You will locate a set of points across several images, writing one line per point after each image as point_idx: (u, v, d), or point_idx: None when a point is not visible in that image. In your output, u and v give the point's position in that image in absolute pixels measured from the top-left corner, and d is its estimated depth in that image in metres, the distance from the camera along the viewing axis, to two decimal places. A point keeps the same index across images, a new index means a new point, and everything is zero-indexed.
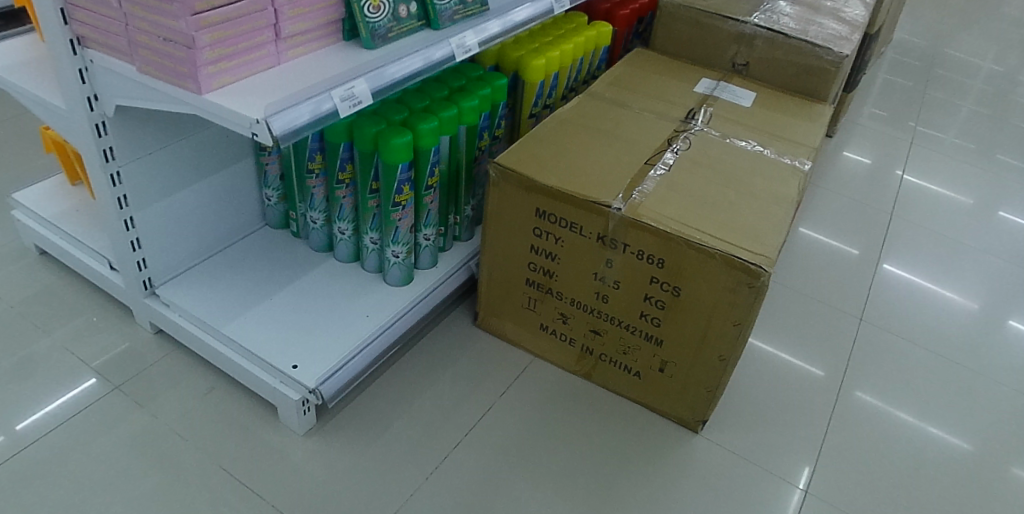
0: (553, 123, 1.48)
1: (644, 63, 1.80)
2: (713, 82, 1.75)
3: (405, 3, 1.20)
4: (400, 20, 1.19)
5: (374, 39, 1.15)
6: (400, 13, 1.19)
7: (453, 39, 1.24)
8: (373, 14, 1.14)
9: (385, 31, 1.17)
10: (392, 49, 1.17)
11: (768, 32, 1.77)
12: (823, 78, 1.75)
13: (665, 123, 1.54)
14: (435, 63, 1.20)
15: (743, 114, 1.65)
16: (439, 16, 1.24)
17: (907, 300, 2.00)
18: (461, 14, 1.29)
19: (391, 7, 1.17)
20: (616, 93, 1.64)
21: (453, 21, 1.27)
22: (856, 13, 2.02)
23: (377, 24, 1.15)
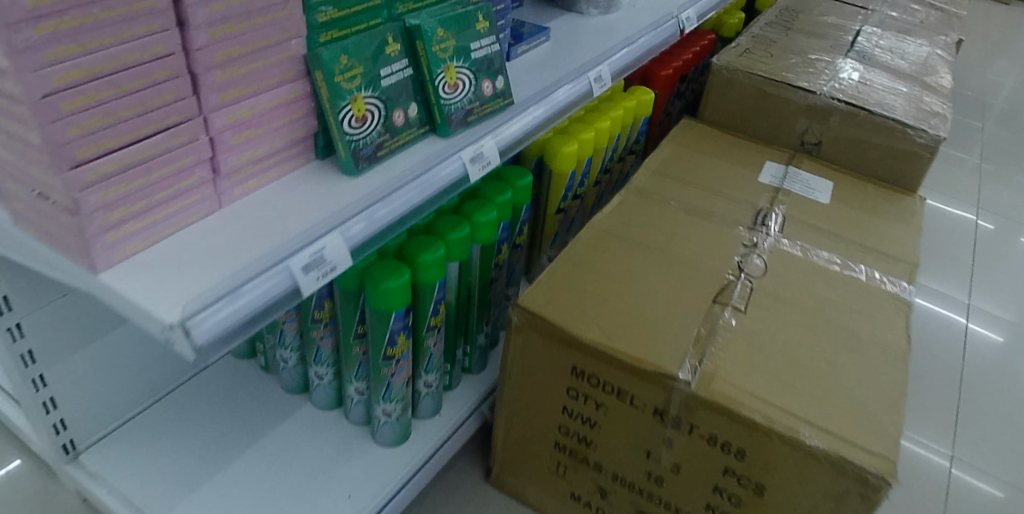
0: (590, 237, 1.16)
1: (695, 141, 1.48)
2: (781, 169, 1.43)
3: (402, 106, 0.89)
4: (394, 130, 0.88)
5: (357, 162, 0.84)
6: (395, 121, 0.88)
7: (466, 151, 0.93)
8: (355, 128, 0.82)
9: (374, 148, 0.86)
10: (383, 172, 0.86)
11: (848, 106, 1.45)
12: (914, 165, 1.43)
13: (729, 234, 1.23)
14: (440, 188, 0.88)
15: (822, 214, 1.33)
16: (448, 119, 0.93)
17: (1008, 407, 1.66)
18: (479, 112, 0.97)
19: (382, 114, 0.86)
20: (665, 188, 1.32)
21: (468, 123, 0.96)
22: (938, 74, 1.70)
23: (361, 141, 0.84)
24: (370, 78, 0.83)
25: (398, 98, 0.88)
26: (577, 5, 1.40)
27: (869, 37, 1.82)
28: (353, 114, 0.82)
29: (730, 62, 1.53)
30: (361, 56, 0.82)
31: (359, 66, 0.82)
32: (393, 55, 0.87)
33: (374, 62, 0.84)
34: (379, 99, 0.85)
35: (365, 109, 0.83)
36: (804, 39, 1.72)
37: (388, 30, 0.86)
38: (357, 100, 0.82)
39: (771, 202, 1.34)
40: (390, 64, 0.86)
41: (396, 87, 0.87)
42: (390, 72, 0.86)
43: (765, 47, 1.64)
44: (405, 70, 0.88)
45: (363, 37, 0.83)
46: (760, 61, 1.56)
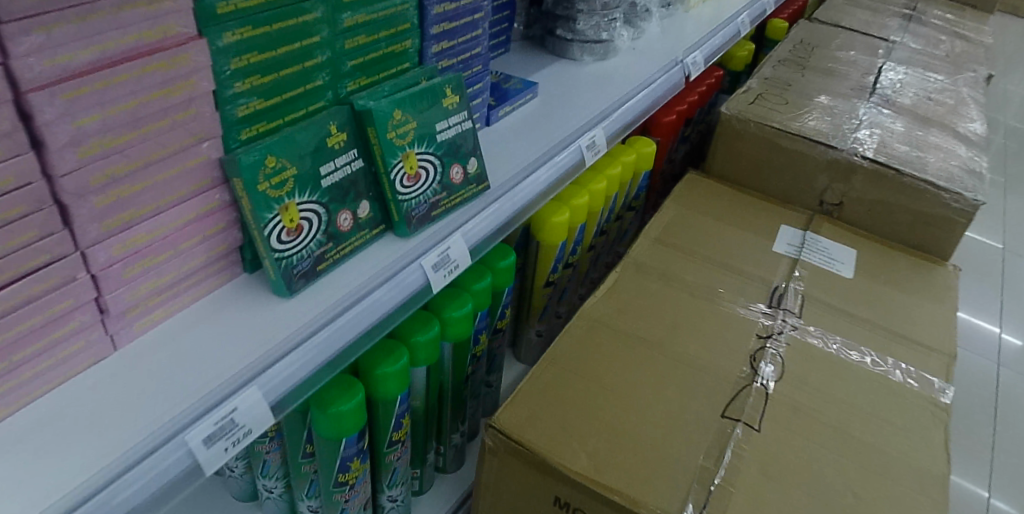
0: (580, 330, 1.01)
1: (702, 200, 1.33)
2: (799, 236, 1.28)
3: (350, 207, 0.74)
4: (338, 237, 0.73)
5: (290, 282, 0.69)
6: (340, 226, 0.73)
7: (428, 255, 0.78)
8: (287, 243, 0.68)
9: (312, 262, 0.71)
10: (324, 291, 0.72)
11: (873, 164, 1.29)
12: (947, 231, 1.27)
13: (740, 321, 1.08)
14: (393, 307, 0.74)
15: (845, 291, 1.18)
16: (407, 217, 0.78)
17: None
18: (447, 203, 0.82)
19: (324, 220, 0.71)
20: (668, 262, 1.17)
21: (431, 218, 0.81)
22: (969, 120, 1.54)
23: (295, 256, 0.69)
24: (306, 180, 0.69)
25: (344, 198, 0.73)
26: (570, 51, 1.25)
27: (892, 76, 1.66)
28: (284, 227, 0.67)
29: (742, 111, 1.38)
30: (293, 155, 0.68)
31: (291, 168, 0.67)
32: (337, 147, 0.72)
33: (311, 160, 0.69)
34: (318, 202, 0.70)
35: (300, 218, 0.69)
36: (822, 81, 1.57)
37: (330, 119, 0.71)
38: (289, 208, 0.67)
39: (788, 276, 1.18)
40: (332, 159, 0.71)
41: (340, 186, 0.72)
42: (333, 169, 0.71)
43: (779, 91, 1.49)
44: (353, 163, 0.74)
45: (297, 132, 0.68)
46: (775, 108, 1.41)
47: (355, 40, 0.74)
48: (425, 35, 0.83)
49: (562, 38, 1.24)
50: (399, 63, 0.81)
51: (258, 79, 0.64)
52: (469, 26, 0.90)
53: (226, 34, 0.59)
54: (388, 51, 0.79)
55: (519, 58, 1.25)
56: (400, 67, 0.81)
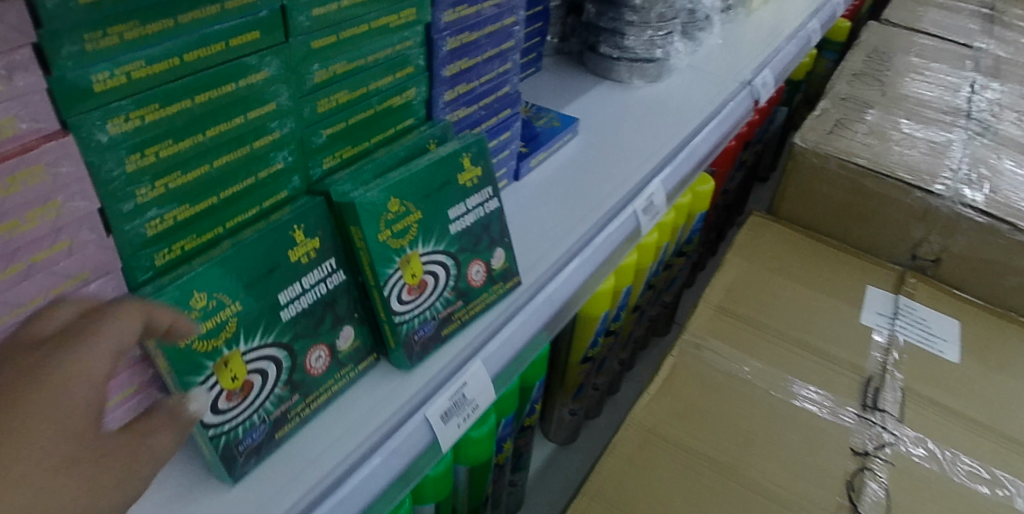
0: (629, 446, 0.80)
1: (771, 252, 1.09)
2: (890, 302, 1.05)
3: (326, 340, 0.52)
4: (307, 386, 0.51)
5: (234, 465, 0.47)
6: (310, 368, 0.51)
7: (436, 399, 0.56)
8: (228, 413, 0.46)
9: (268, 429, 0.49)
10: (286, 468, 0.50)
11: (982, 217, 1.05)
12: None
13: (830, 429, 0.85)
14: (387, 485, 0.51)
15: (952, 382, 0.95)
16: (407, 344, 0.56)
17: None
18: (463, 315, 0.60)
19: (285, 368, 0.49)
20: (734, 341, 0.95)
21: (441, 339, 0.58)
22: None
23: (242, 427, 0.47)
24: (255, 318, 0.46)
25: (317, 330, 0.51)
26: (615, 72, 1.00)
27: (987, 95, 1.40)
28: (222, 391, 0.45)
29: (819, 143, 1.14)
30: (235, 284, 0.45)
31: (231, 304, 0.45)
32: (304, 260, 0.49)
33: (263, 286, 0.47)
34: (276, 345, 0.48)
35: (247, 374, 0.46)
36: (909, 100, 1.32)
37: (293, 221, 0.48)
38: (230, 362, 0.45)
39: (884, 355, 0.97)
40: (296, 279, 0.49)
41: (309, 316, 0.50)
42: (298, 293, 0.49)
43: (860, 114, 1.24)
44: (328, 279, 0.51)
45: (241, 248, 0.46)
46: (858, 139, 1.16)
47: (331, 100, 0.51)
48: (435, 80, 0.60)
49: (605, 56, 1.00)
50: (398, 121, 0.58)
51: (176, 179, 0.42)
52: (495, 60, 0.67)
53: (113, 122, 0.36)
54: (381, 108, 0.56)
55: (553, 80, 1.01)
56: (399, 127, 0.58)
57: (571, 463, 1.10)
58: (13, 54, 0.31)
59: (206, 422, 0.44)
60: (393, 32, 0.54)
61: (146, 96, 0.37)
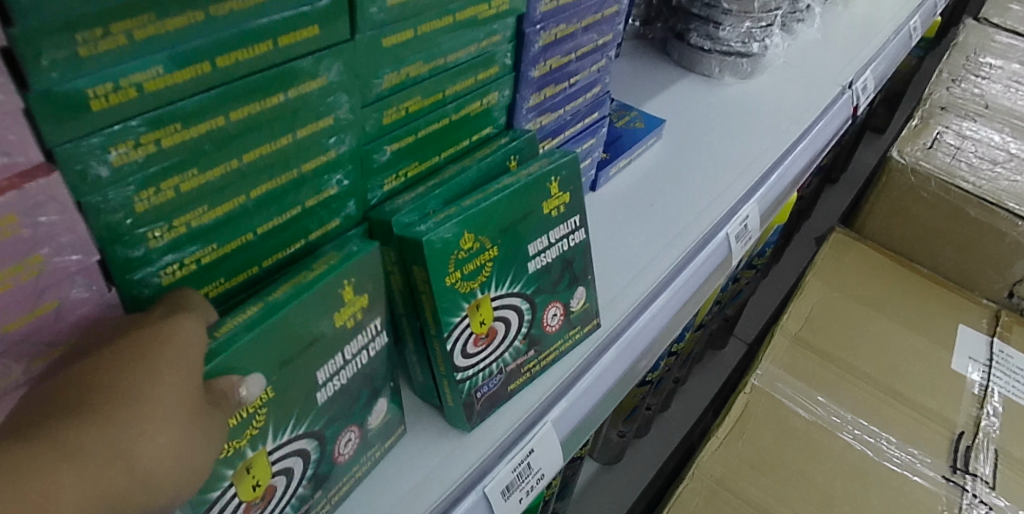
0: (696, 497, 0.72)
1: (855, 277, 0.98)
2: (984, 346, 0.94)
3: (362, 412, 0.42)
4: (329, 478, 0.41)
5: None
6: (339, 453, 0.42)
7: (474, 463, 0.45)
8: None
9: None
10: None
11: None
12: None
13: (915, 493, 0.77)
14: None
15: None
16: (466, 404, 0.46)
17: None
18: (530, 370, 0.50)
19: (314, 462, 0.40)
20: (812, 380, 0.85)
21: (506, 395, 0.49)
22: None
23: None
24: (277, 403, 0.36)
25: (355, 403, 0.41)
26: (702, 65, 0.88)
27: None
28: (241, 504, 0.36)
29: (919, 159, 1.01)
30: (269, 367, 0.35)
31: (262, 393, 0.35)
32: (349, 325, 0.39)
33: (303, 363, 0.37)
34: (307, 436, 0.39)
35: (271, 477, 0.37)
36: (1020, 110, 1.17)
37: (344, 275, 0.38)
38: (253, 467, 0.36)
39: (980, 409, 0.86)
40: (337, 349, 0.39)
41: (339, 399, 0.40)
42: (333, 368, 0.39)
43: (963, 126, 1.10)
44: (370, 346, 0.41)
45: (281, 317, 0.35)
46: (962, 156, 1.03)
47: (401, 108, 0.41)
48: (520, 82, 0.50)
49: (694, 47, 0.88)
50: (474, 131, 0.48)
51: (201, 215, 0.33)
52: (590, 56, 0.56)
53: (116, 149, 0.28)
54: (457, 118, 0.46)
55: (632, 68, 0.89)
56: (475, 138, 0.49)
57: (616, 486, 1.00)
58: None
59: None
60: (479, 25, 0.43)
61: (162, 114, 0.29)
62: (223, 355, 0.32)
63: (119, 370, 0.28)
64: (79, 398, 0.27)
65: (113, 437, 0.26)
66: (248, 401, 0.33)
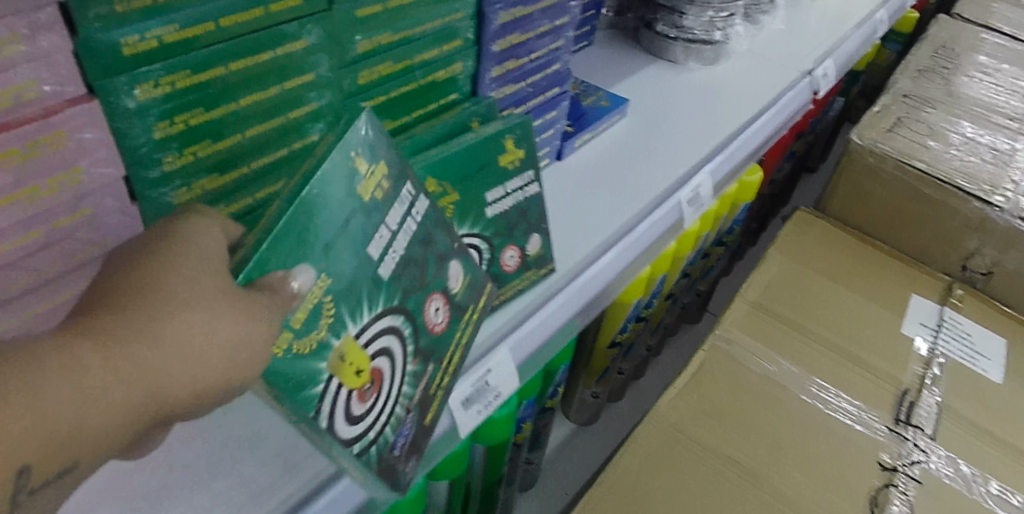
0: (654, 440, 0.79)
1: (816, 252, 1.06)
2: (934, 313, 1.00)
3: (428, 298, 0.46)
4: (432, 347, 0.46)
5: (396, 471, 0.43)
6: (431, 321, 0.46)
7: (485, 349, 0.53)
8: (362, 418, 0.39)
9: (414, 417, 0.45)
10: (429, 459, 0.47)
11: None
12: None
13: (859, 440, 0.84)
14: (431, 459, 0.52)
15: (992, 403, 0.92)
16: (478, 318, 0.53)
17: None
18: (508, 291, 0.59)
19: (406, 335, 0.43)
20: (770, 341, 0.92)
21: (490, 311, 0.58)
22: None
23: (389, 429, 0.42)
24: (346, 281, 0.37)
25: (410, 286, 0.44)
26: (669, 52, 0.96)
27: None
28: (351, 392, 0.38)
29: (878, 141, 1.08)
30: (319, 249, 0.36)
31: (320, 280, 0.35)
32: (378, 193, 0.40)
33: (343, 242, 0.37)
34: (390, 313, 0.42)
35: (372, 362, 0.40)
36: (977, 97, 1.24)
37: (351, 145, 0.38)
38: (348, 356, 0.37)
39: (925, 367, 0.93)
40: (381, 222, 0.40)
41: (405, 271, 0.43)
42: (387, 243, 0.41)
43: (921, 112, 1.17)
44: (409, 212, 0.43)
45: (311, 193, 0.35)
46: (919, 140, 1.10)
47: (374, 72, 0.49)
48: (482, 55, 0.58)
49: (661, 35, 0.96)
50: (442, 96, 0.56)
51: (205, 148, 0.41)
52: (548, 37, 0.64)
53: (141, 88, 0.36)
54: (425, 85, 0.54)
55: (605, 54, 0.97)
56: (442, 103, 0.57)
57: (592, 445, 1.07)
58: (35, 15, 0.31)
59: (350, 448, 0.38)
60: (443, 4, 0.52)
61: (176, 63, 0.37)
62: (259, 259, 0.33)
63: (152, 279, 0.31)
64: (122, 300, 0.31)
65: (152, 338, 0.30)
66: (303, 293, 0.34)
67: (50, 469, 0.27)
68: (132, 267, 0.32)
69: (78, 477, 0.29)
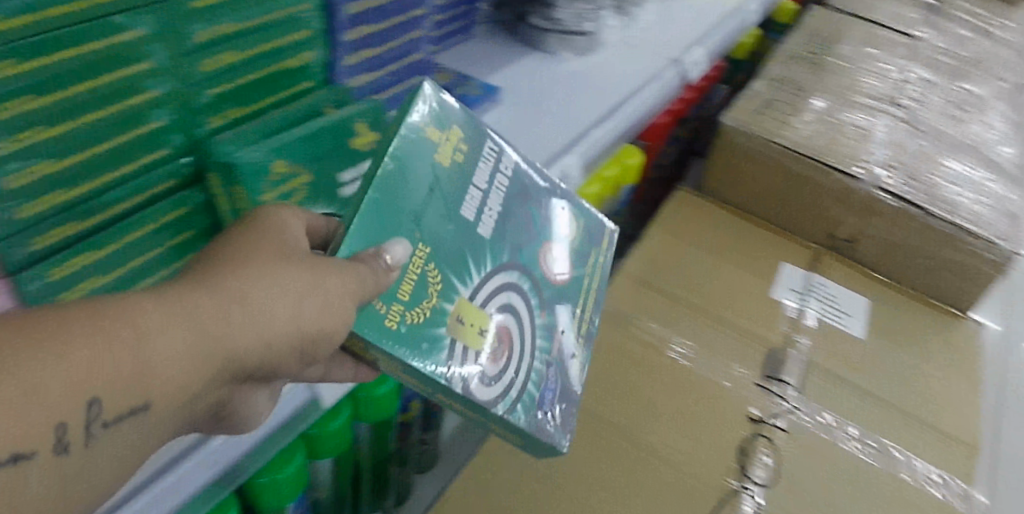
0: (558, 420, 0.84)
1: (698, 227, 1.13)
2: (803, 277, 1.09)
3: (542, 262, 0.62)
4: (552, 294, 0.63)
5: (544, 431, 0.58)
6: (547, 282, 0.62)
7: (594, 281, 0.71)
8: (499, 377, 0.54)
9: (548, 367, 0.61)
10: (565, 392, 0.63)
11: (896, 202, 1.09)
12: (973, 285, 1.11)
13: (729, 397, 0.90)
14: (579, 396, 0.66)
15: (853, 358, 1.01)
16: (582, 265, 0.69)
17: None
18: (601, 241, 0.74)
19: (530, 295, 0.60)
20: (651, 310, 0.99)
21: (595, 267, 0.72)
22: (1007, 152, 1.28)
23: (531, 381, 0.58)
24: (451, 238, 0.52)
25: (524, 253, 0.59)
26: (545, 44, 1.01)
27: (924, 74, 1.40)
28: (479, 351, 0.53)
29: (750, 123, 1.15)
30: (414, 216, 0.49)
31: (419, 247, 0.49)
32: (458, 156, 0.54)
33: (432, 207, 0.51)
34: (506, 278, 0.57)
35: (496, 321, 0.55)
36: (842, 84, 1.32)
37: (426, 121, 0.52)
38: (466, 316, 0.52)
39: (793, 330, 1.01)
40: (471, 184, 0.55)
41: (505, 226, 0.58)
42: (483, 204, 0.56)
43: (790, 98, 1.24)
44: (496, 175, 0.58)
45: (395, 166, 0.48)
46: (784, 121, 1.18)
47: (220, 60, 0.53)
48: (334, 44, 0.63)
49: (536, 28, 1.00)
50: (295, 84, 0.62)
51: (40, 134, 0.43)
52: (399, 28, 0.70)
53: None
54: (275, 70, 0.58)
55: (489, 47, 1.02)
56: (297, 90, 0.62)
57: None
58: None
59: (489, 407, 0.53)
60: None
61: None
62: (361, 227, 0.46)
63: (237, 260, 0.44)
64: (207, 271, 0.43)
65: (230, 299, 0.42)
66: (397, 261, 0.46)
67: (120, 406, 0.38)
68: (236, 245, 0.45)
69: (147, 419, 0.40)
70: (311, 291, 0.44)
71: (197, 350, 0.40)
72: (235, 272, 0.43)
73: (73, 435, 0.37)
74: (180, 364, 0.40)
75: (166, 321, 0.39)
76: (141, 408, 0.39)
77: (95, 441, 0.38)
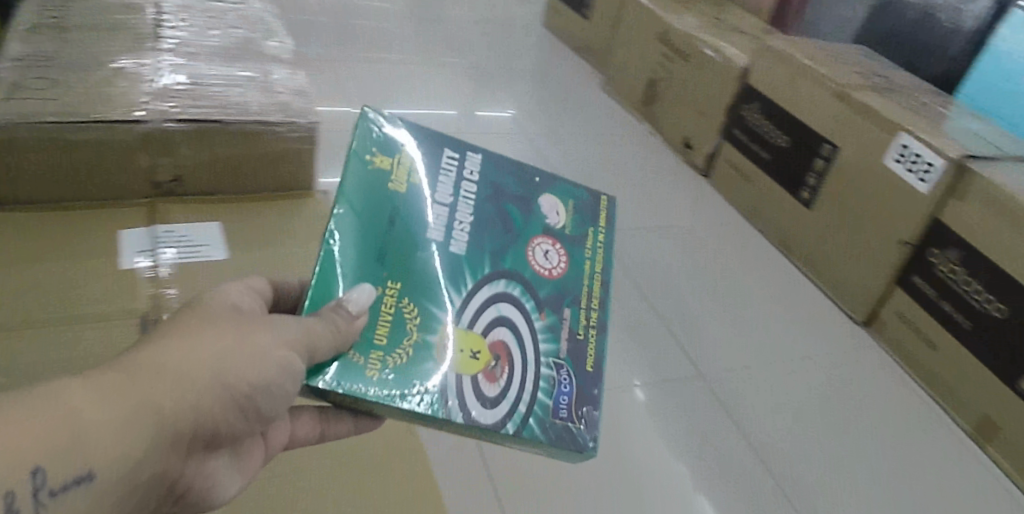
0: None
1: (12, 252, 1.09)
2: (150, 234, 1.17)
3: (529, 281, 0.84)
4: (553, 281, 0.86)
5: (561, 435, 0.80)
6: (538, 313, 0.84)
7: (592, 270, 0.90)
8: (498, 391, 0.77)
9: (563, 367, 0.83)
10: (576, 401, 0.82)
11: (186, 127, 1.17)
12: (293, 164, 1.29)
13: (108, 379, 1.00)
14: (579, 380, 0.84)
15: (220, 280, 1.12)
16: (560, 274, 0.87)
17: None
18: (581, 216, 0.92)
19: (517, 296, 0.83)
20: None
21: (575, 276, 0.89)
22: (278, 47, 1.45)
23: (538, 396, 0.80)
24: (423, 272, 0.77)
25: (494, 254, 0.82)
26: None
27: (178, 1, 1.48)
28: (477, 373, 0.77)
29: (4, 115, 1.08)
30: (377, 240, 0.75)
31: (389, 286, 0.75)
32: (407, 172, 0.80)
33: (393, 243, 0.76)
34: (495, 290, 0.81)
35: (486, 341, 0.79)
36: (99, 40, 1.30)
37: (393, 156, 0.79)
38: (461, 347, 0.77)
39: (156, 287, 1.08)
40: (434, 202, 0.81)
41: (480, 238, 0.82)
42: (455, 223, 0.81)
43: (50, 74, 1.19)
44: (472, 183, 0.84)
45: (344, 212, 0.73)
46: (49, 97, 1.14)
47: None
48: None
49: None
50: None
51: None
52: None
53: None
54: None
55: None
56: None
57: None
58: None
59: (493, 428, 0.75)
60: None
61: None
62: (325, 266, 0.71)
63: (175, 349, 0.66)
64: (149, 359, 0.64)
65: (180, 359, 0.65)
66: (357, 304, 0.69)
67: (60, 479, 0.57)
68: (196, 323, 0.69)
69: (90, 485, 0.59)
70: (253, 352, 0.68)
71: (119, 422, 0.60)
72: (150, 359, 0.64)
73: (24, 503, 0.55)
74: (119, 430, 0.60)
75: (100, 399, 0.60)
76: (86, 475, 0.58)
77: (44, 507, 0.57)
